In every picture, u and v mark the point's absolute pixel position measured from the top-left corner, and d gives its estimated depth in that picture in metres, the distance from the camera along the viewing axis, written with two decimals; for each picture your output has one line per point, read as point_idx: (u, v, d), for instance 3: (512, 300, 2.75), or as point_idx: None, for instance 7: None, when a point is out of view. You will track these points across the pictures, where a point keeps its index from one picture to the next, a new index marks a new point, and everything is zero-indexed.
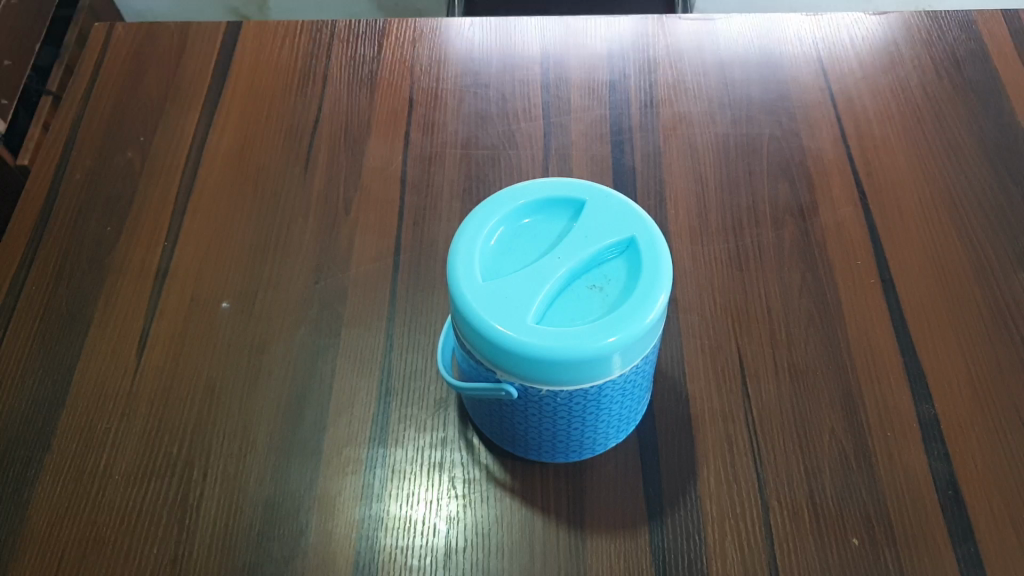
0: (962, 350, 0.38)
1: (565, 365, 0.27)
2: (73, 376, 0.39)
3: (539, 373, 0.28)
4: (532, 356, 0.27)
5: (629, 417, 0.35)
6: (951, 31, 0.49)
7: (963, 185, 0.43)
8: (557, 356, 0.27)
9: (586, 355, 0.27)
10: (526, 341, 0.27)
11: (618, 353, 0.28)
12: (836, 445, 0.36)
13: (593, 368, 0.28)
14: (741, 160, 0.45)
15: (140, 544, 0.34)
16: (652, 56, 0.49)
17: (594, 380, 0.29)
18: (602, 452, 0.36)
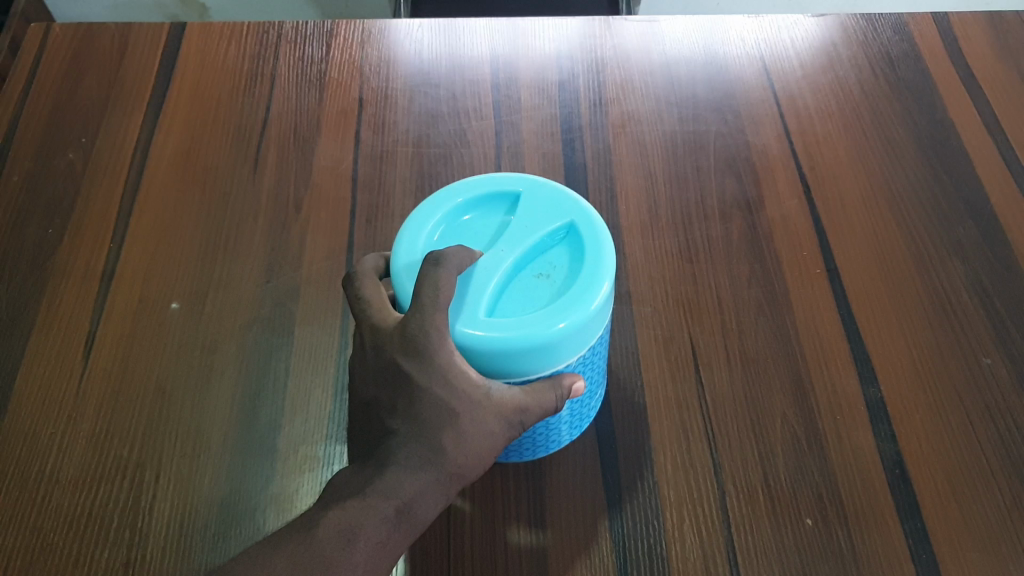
0: (904, 334, 0.39)
1: (517, 354, 0.28)
2: (15, 381, 0.38)
3: (492, 365, 0.28)
4: (483, 347, 0.27)
5: (582, 414, 0.35)
6: (885, 32, 0.51)
7: (900, 177, 0.45)
8: (507, 345, 0.27)
9: (536, 342, 0.27)
10: (474, 334, 0.27)
11: (569, 339, 0.28)
12: (788, 428, 0.37)
13: (545, 356, 0.28)
14: (688, 155, 0.46)
15: (89, 553, 0.33)
16: (599, 57, 0.50)
17: (548, 368, 0.29)
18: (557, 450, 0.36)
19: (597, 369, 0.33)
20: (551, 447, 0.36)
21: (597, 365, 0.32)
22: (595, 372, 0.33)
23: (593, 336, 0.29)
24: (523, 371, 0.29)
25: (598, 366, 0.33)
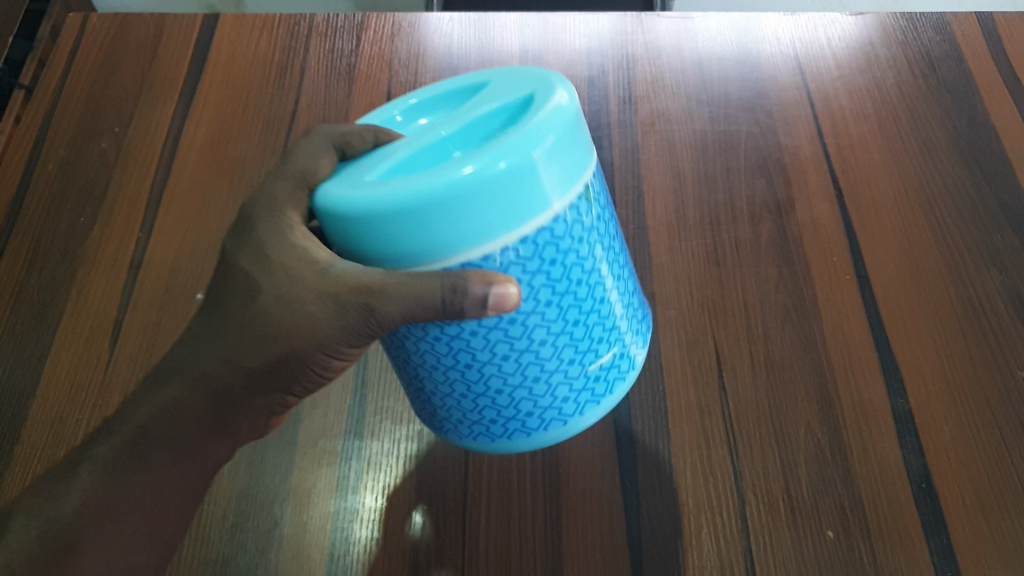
0: (936, 345, 0.38)
1: (411, 219, 0.23)
2: (45, 366, 0.38)
3: (391, 241, 0.24)
4: (365, 209, 0.23)
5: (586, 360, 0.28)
6: (926, 31, 0.50)
7: (937, 183, 0.43)
8: (390, 206, 0.23)
9: (428, 200, 0.22)
10: (356, 196, 0.23)
11: (479, 200, 0.23)
12: (811, 437, 0.36)
13: (451, 224, 0.23)
14: (718, 155, 0.45)
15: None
16: (630, 53, 0.50)
17: (468, 247, 0.24)
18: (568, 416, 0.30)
19: (578, 309, 0.27)
20: (545, 431, 0.30)
21: (572, 303, 0.27)
22: (574, 314, 0.27)
23: (528, 209, 0.24)
24: (435, 248, 0.24)
25: (577, 308, 0.27)
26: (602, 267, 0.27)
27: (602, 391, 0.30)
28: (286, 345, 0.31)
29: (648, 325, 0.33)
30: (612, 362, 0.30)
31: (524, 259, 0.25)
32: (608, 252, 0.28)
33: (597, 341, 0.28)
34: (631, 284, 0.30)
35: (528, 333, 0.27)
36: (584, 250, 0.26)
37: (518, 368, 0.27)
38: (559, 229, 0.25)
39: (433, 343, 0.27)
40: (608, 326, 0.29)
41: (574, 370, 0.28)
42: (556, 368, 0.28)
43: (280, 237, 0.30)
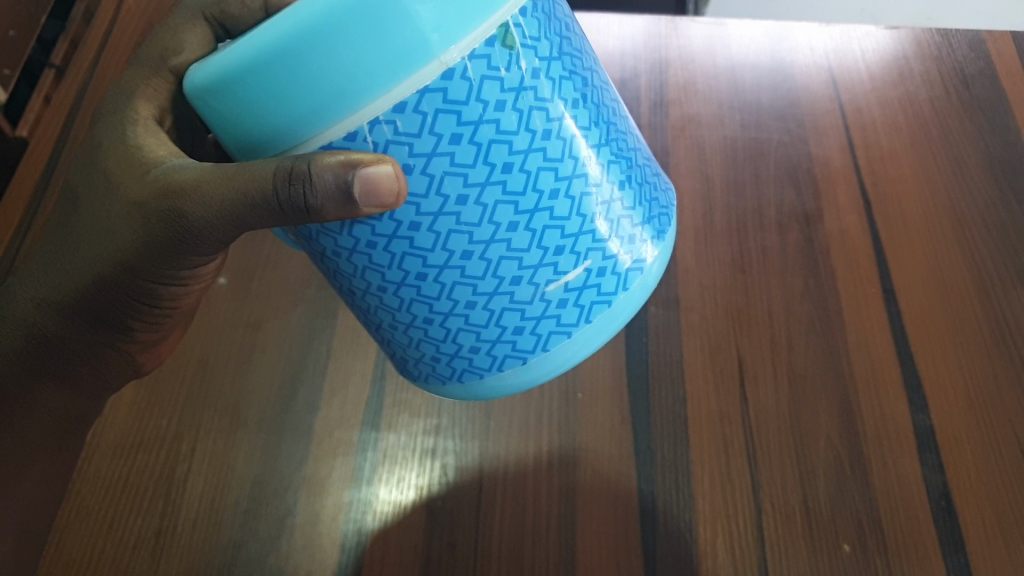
0: (960, 364, 0.38)
1: (254, 80, 0.20)
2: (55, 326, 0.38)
3: (247, 119, 0.22)
4: (206, 82, 0.21)
5: (526, 277, 0.24)
6: (961, 48, 0.49)
7: (967, 200, 0.43)
8: (227, 75, 0.20)
9: (262, 50, 0.19)
10: (201, 68, 0.21)
11: (321, 41, 0.19)
12: (832, 450, 0.36)
13: (301, 82, 0.20)
14: (748, 162, 0.45)
15: (124, 510, 0.36)
16: (664, 57, 0.50)
17: (335, 115, 0.21)
18: (519, 348, 0.26)
19: (513, 208, 0.23)
20: (502, 368, 0.27)
21: (500, 199, 0.23)
22: (505, 215, 0.23)
23: (401, 58, 0.20)
24: (298, 118, 0.21)
25: (511, 205, 0.23)
26: (540, 145, 0.23)
27: (576, 318, 0.26)
28: (98, 270, 0.34)
29: (661, 236, 0.27)
30: (584, 280, 0.25)
31: (407, 134, 0.21)
32: (555, 123, 0.23)
33: (548, 247, 0.24)
34: (620, 172, 0.25)
35: (442, 242, 0.23)
36: (507, 121, 0.22)
37: (439, 287, 0.24)
38: (454, 89, 0.21)
39: (348, 271, 0.25)
40: (565, 227, 0.24)
41: (522, 291, 0.24)
42: (493, 288, 0.24)
43: (110, 145, 0.32)
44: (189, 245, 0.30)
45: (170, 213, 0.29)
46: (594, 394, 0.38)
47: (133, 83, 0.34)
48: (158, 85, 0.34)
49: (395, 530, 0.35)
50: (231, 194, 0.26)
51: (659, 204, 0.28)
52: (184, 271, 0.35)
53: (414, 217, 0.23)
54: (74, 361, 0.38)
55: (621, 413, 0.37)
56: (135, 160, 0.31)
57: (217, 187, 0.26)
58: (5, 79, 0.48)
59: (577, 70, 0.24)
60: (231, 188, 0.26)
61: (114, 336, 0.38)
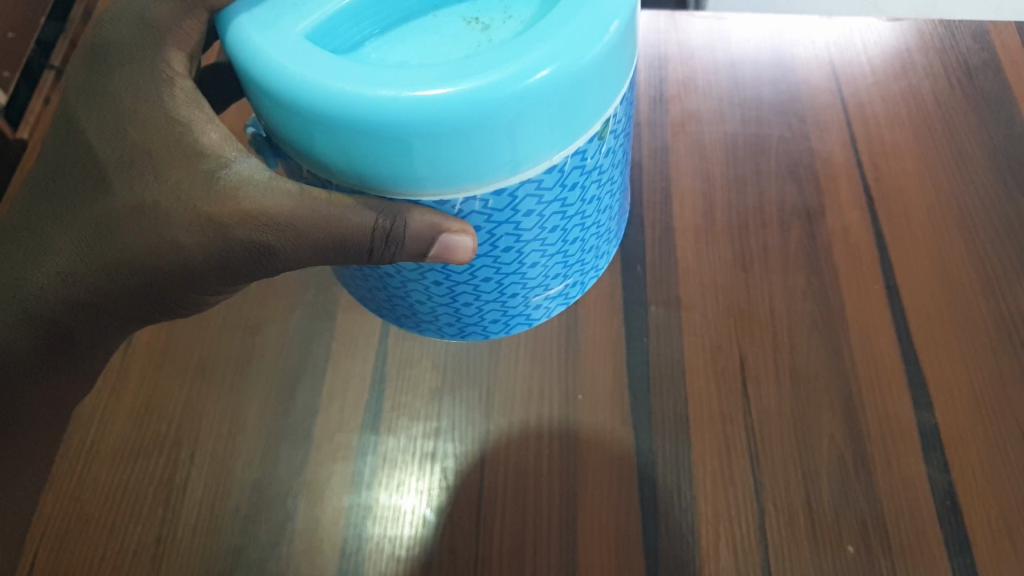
0: (965, 361, 0.37)
1: (394, 130, 0.22)
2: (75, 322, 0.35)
3: (333, 156, 0.24)
4: (310, 112, 0.22)
5: (528, 288, 0.33)
6: (965, 39, 0.48)
7: (971, 194, 0.42)
8: (336, 121, 0.22)
9: (381, 125, 0.22)
10: (309, 99, 0.22)
11: (435, 139, 0.22)
12: (835, 450, 0.35)
13: (414, 151, 0.23)
14: (749, 159, 0.44)
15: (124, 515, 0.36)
16: (663, 52, 0.49)
17: (411, 184, 0.24)
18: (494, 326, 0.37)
19: (541, 252, 0.30)
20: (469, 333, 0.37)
21: (535, 249, 0.30)
22: (533, 258, 0.30)
23: (529, 143, 0.24)
24: (378, 176, 0.24)
25: (541, 253, 0.30)
26: (576, 216, 0.30)
27: (541, 316, 0.38)
28: (144, 279, 0.32)
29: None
30: (558, 292, 0.36)
31: (493, 209, 0.26)
32: (594, 197, 0.30)
33: (548, 274, 0.33)
34: (608, 218, 0.34)
35: (477, 270, 0.30)
36: (571, 197, 0.28)
37: (459, 288, 0.31)
38: (547, 179, 0.26)
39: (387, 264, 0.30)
40: (566, 261, 0.33)
41: (515, 300, 0.34)
42: (497, 294, 0.32)
43: (158, 124, 0.29)
44: (237, 269, 0.30)
45: (240, 237, 0.28)
46: (595, 396, 0.38)
47: (160, 25, 0.30)
48: (191, 28, 0.30)
49: (394, 534, 0.35)
50: (326, 236, 0.27)
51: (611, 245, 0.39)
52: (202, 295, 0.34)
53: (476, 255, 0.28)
54: (84, 351, 0.36)
55: (623, 414, 0.37)
56: (196, 156, 0.29)
57: (316, 226, 0.27)
58: (7, 81, 0.62)
59: (619, 147, 0.30)
60: (325, 232, 0.27)
61: (124, 333, 0.36)
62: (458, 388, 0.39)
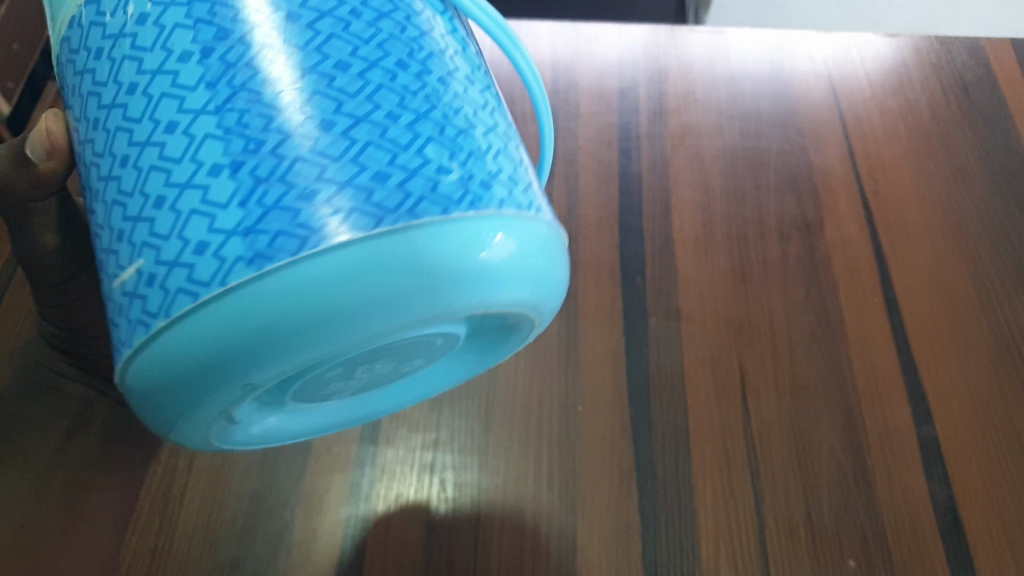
0: (965, 374, 0.37)
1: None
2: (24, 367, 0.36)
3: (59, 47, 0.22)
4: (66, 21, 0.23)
5: (196, 238, 0.18)
6: (962, 55, 0.49)
7: (970, 208, 0.43)
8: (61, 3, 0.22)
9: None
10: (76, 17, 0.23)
11: None
12: (835, 463, 0.35)
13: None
14: (748, 172, 0.44)
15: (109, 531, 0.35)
16: (662, 66, 0.49)
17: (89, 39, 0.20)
18: (180, 336, 0.18)
19: (221, 154, 0.18)
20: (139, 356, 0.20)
21: (206, 143, 0.18)
22: (165, 110, 0.18)
23: None
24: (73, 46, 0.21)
25: (214, 151, 0.18)
26: (254, 95, 0.18)
27: (211, 278, 0.18)
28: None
29: (210, 168, 0.18)
30: (238, 222, 0.17)
31: (99, 84, 0.20)
32: (292, 78, 0.18)
33: (238, 185, 0.17)
34: (378, 110, 0.19)
35: (167, 260, 0.18)
36: (209, 68, 0.18)
37: (163, 288, 0.18)
38: (155, 37, 0.19)
39: (85, 154, 0.21)
40: (261, 179, 0.17)
41: (170, 248, 0.18)
42: (175, 257, 0.18)
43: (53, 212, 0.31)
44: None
45: None
46: (595, 409, 0.37)
47: None
48: None
49: (393, 545, 0.34)
50: None
51: (377, 161, 0.18)
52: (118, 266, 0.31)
53: (122, 214, 0.19)
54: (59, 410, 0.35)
55: (623, 427, 0.37)
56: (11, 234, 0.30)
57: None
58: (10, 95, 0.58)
59: (364, 40, 0.19)
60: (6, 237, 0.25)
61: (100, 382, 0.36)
62: (457, 399, 0.38)
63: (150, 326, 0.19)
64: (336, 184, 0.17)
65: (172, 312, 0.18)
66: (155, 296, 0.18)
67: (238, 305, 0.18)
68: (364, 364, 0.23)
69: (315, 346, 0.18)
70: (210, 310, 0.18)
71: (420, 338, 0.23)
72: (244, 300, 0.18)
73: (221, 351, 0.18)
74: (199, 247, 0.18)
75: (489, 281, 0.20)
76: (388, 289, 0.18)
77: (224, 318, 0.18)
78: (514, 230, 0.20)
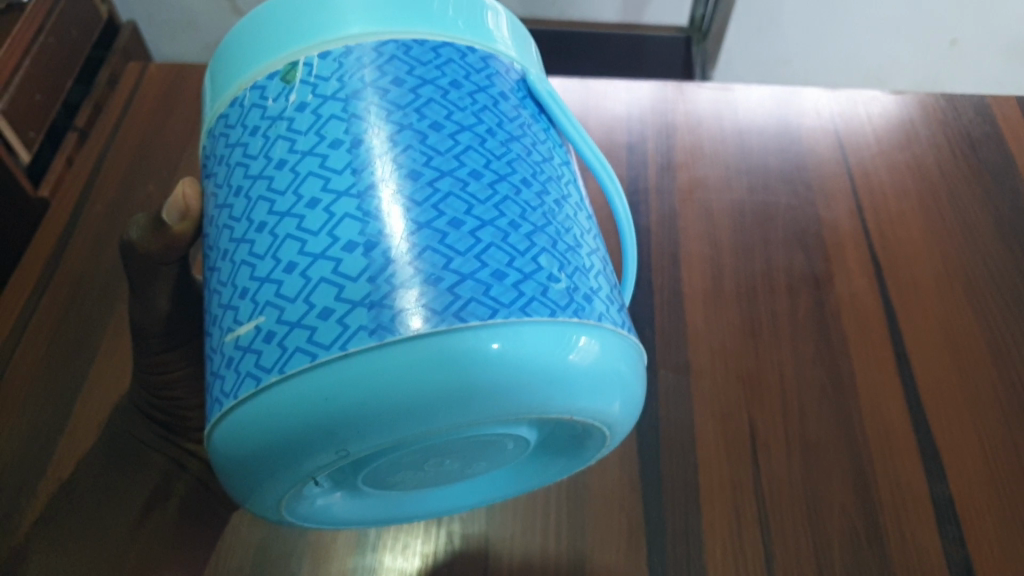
0: (978, 432, 0.37)
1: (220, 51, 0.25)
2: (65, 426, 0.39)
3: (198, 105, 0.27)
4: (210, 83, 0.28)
5: (324, 304, 0.19)
6: (968, 112, 0.50)
7: (979, 264, 0.43)
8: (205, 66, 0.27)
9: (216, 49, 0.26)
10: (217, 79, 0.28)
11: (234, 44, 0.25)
12: (847, 521, 0.35)
13: (225, 62, 0.25)
14: (757, 226, 0.45)
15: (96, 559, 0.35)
16: (671, 120, 0.50)
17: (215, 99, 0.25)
18: (292, 398, 0.20)
19: (356, 234, 0.20)
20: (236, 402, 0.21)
21: (346, 221, 0.20)
22: (311, 190, 0.21)
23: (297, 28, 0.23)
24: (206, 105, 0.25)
25: (350, 231, 0.20)
26: (394, 181, 0.20)
27: (330, 341, 0.19)
28: None
29: (325, 250, 0.20)
30: (361, 295, 0.19)
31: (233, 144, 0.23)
32: (434, 176, 0.21)
33: (361, 263, 0.19)
34: (498, 207, 0.21)
35: (289, 318, 0.20)
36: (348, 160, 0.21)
37: (278, 344, 0.20)
38: (305, 121, 0.22)
39: (221, 208, 0.23)
40: (395, 258, 0.19)
41: (293, 310, 0.20)
42: (297, 318, 0.20)
43: None
44: None
45: None
46: (604, 461, 0.37)
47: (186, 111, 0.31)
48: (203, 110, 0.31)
49: None
50: None
51: (498, 262, 0.20)
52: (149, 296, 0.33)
53: (251, 275, 0.21)
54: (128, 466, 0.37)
55: (632, 481, 0.37)
56: None
57: None
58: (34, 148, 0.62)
59: (490, 146, 0.22)
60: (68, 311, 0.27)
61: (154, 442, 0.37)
62: None
63: (261, 378, 0.20)
64: (459, 277, 0.20)
65: (285, 368, 0.20)
66: (270, 353, 0.20)
67: (351, 375, 0.19)
68: (438, 456, 0.25)
69: (407, 427, 0.20)
70: (325, 370, 0.19)
71: (492, 439, 0.24)
72: (357, 372, 0.19)
73: (323, 416, 0.20)
74: (323, 313, 0.19)
75: (577, 386, 0.21)
76: (493, 382, 0.20)
77: (328, 381, 0.19)
78: (611, 347, 0.22)
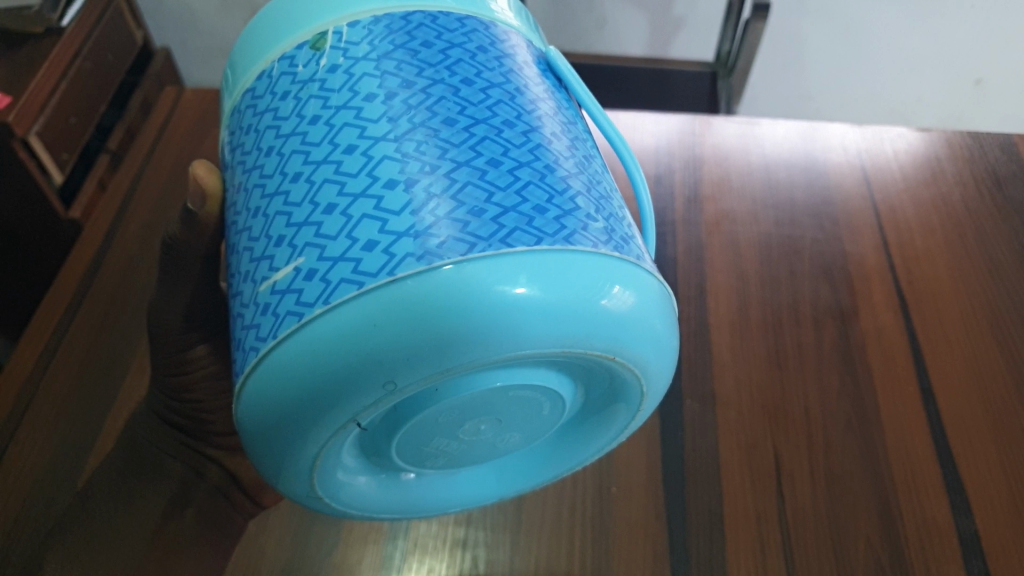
0: (1006, 469, 0.37)
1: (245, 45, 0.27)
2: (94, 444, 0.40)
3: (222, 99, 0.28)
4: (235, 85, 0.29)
5: (365, 236, 0.19)
6: (995, 151, 0.50)
7: (1006, 301, 0.43)
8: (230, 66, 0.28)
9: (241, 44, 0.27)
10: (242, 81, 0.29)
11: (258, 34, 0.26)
12: (872, 554, 0.35)
13: (249, 51, 0.26)
14: (783, 260, 0.45)
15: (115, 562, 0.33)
16: (697, 154, 0.50)
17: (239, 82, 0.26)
18: (336, 333, 0.19)
19: (396, 170, 0.20)
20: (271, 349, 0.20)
21: (385, 160, 0.20)
22: (348, 137, 0.21)
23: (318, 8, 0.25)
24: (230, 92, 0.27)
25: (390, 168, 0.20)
26: (428, 123, 0.21)
27: (376, 269, 0.19)
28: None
29: (366, 189, 0.20)
30: (404, 223, 0.19)
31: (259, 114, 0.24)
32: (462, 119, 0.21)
33: (402, 193, 0.20)
34: (527, 149, 0.21)
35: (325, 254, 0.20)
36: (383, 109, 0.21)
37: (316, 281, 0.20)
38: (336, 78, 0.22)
39: (249, 174, 0.23)
40: (436, 190, 0.20)
41: (334, 244, 0.20)
42: (339, 252, 0.19)
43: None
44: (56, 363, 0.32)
45: None
46: (629, 489, 0.38)
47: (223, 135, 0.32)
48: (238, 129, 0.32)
49: None
50: None
51: (537, 198, 0.20)
52: (182, 299, 0.34)
53: (286, 224, 0.21)
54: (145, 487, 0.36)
55: (657, 511, 0.37)
56: None
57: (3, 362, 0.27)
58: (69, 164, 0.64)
59: (513, 98, 0.23)
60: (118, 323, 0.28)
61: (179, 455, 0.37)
62: None
63: (301, 315, 0.20)
64: (501, 209, 0.20)
65: (329, 299, 0.19)
66: (313, 287, 0.20)
67: (400, 301, 0.19)
68: (472, 418, 0.25)
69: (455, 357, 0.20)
70: (370, 298, 0.19)
71: (520, 395, 0.24)
72: (404, 297, 0.19)
73: (366, 346, 0.19)
74: (368, 244, 0.19)
75: (618, 327, 0.22)
76: (538, 312, 0.20)
77: (376, 308, 0.19)
78: (647, 291, 0.22)
